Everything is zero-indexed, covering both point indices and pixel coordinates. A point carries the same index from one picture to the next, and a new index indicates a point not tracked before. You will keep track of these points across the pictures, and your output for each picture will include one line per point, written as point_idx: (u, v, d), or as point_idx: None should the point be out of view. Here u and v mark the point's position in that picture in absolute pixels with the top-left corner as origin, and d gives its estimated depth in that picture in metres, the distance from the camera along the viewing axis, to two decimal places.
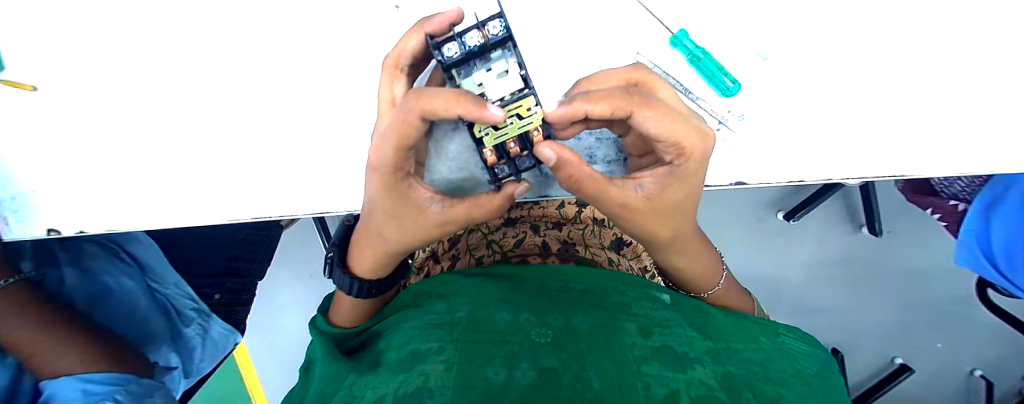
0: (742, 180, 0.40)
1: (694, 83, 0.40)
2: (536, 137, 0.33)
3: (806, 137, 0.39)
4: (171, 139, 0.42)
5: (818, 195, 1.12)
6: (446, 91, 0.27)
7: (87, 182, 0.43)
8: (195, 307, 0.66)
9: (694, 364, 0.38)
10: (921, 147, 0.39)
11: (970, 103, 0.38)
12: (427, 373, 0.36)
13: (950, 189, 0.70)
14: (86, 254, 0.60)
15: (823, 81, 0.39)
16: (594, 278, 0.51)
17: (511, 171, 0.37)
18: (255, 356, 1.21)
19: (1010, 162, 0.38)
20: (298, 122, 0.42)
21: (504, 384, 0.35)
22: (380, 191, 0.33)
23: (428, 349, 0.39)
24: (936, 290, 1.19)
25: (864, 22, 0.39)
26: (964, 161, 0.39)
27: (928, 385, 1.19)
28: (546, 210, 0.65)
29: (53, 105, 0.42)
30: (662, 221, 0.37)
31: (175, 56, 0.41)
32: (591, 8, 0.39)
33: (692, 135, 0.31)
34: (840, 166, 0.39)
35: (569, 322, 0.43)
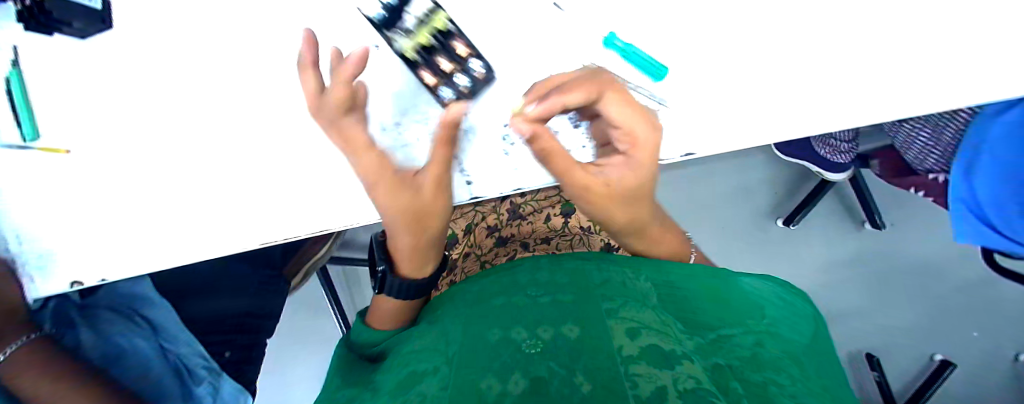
0: (692, 150, 0.47)
1: (631, 75, 0.47)
2: (457, 46, 0.46)
3: (733, 109, 0.47)
4: (178, 190, 0.49)
5: (815, 193, 1.12)
6: None
7: (104, 238, 0.49)
8: (205, 365, 0.67)
9: (681, 361, 0.36)
10: (830, 106, 0.47)
11: (854, 70, 0.47)
12: (423, 393, 0.37)
13: (924, 164, 0.75)
14: (103, 319, 0.64)
15: (734, 65, 0.47)
16: (581, 287, 0.50)
17: (452, 90, 0.47)
18: None
19: (900, 111, 0.46)
20: (291, 155, 0.49)
21: (496, 396, 0.34)
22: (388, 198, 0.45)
23: (425, 370, 0.42)
24: (953, 276, 1.19)
25: (754, 16, 0.47)
26: (846, 117, 0.47)
27: (975, 379, 1.15)
28: (534, 225, 0.69)
29: (81, 170, 0.49)
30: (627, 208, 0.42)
31: (177, 120, 0.49)
32: (532, 36, 0.48)
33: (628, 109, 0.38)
34: (765, 131, 0.47)
35: (559, 331, 0.42)
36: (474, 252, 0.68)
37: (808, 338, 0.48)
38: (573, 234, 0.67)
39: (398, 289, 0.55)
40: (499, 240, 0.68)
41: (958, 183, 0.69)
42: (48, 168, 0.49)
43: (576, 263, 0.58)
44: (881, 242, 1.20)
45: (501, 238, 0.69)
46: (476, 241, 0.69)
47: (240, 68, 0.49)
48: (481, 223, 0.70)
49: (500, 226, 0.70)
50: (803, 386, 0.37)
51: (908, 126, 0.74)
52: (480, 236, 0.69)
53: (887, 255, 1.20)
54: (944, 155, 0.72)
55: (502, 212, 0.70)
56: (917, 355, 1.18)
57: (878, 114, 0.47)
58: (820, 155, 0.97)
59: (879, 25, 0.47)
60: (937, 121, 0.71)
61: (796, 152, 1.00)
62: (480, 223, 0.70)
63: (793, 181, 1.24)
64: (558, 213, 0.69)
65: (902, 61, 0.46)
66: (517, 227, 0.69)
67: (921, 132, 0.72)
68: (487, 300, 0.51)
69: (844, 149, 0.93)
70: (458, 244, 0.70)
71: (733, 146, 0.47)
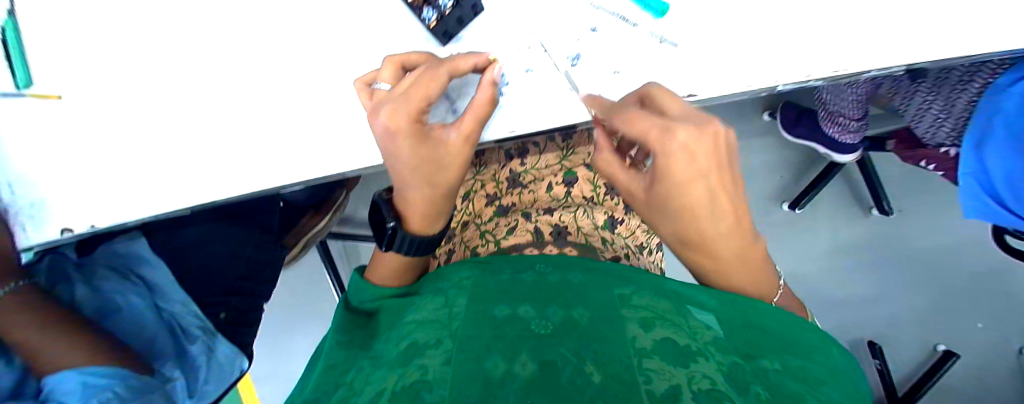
0: (694, 92, 0.46)
1: (631, 11, 0.47)
2: None
3: (735, 53, 0.45)
4: (177, 135, 0.49)
5: (822, 176, 1.10)
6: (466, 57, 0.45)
7: (100, 183, 0.49)
8: (202, 326, 0.68)
9: (696, 358, 0.35)
10: (841, 52, 0.44)
11: (868, 14, 0.45)
12: (426, 366, 0.36)
13: (936, 136, 0.75)
14: (97, 275, 0.62)
15: (739, 10, 0.46)
16: (593, 274, 0.48)
17: (436, 12, 0.46)
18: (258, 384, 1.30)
19: (917, 56, 0.44)
20: (290, 97, 0.49)
21: (504, 376, 0.34)
22: (411, 126, 0.43)
23: (426, 343, 0.39)
24: (959, 265, 1.16)
25: None
26: (860, 60, 0.44)
27: (980, 373, 1.13)
28: (536, 194, 0.67)
29: (75, 114, 0.49)
30: (679, 221, 0.41)
31: (175, 65, 0.48)
32: None
33: (656, 134, 0.36)
34: (771, 73, 0.45)
35: (569, 314, 0.42)
36: (473, 221, 0.66)
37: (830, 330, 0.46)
38: (575, 204, 0.65)
39: (410, 244, 0.53)
40: (500, 209, 0.66)
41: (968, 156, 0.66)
42: (42, 112, 0.49)
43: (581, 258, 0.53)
44: (886, 228, 1.18)
45: (502, 207, 0.67)
46: (476, 211, 0.68)
47: (235, 10, 0.48)
48: (479, 192, 0.69)
49: (500, 194, 0.69)
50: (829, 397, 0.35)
51: (920, 98, 0.75)
52: (480, 205, 0.68)
53: (894, 242, 1.18)
54: (956, 129, 0.71)
55: (501, 180, 0.70)
56: (921, 345, 1.17)
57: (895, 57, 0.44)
58: (831, 136, 0.97)
59: None
60: (949, 95, 0.71)
61: (804, 134, 1.03)
62: (478, 192, 0.69)
63: (802, 163, 1.21)
64: (560, 182, 0.67)
65: (917, 8, 0.44)
66: (518, 196, 0.68)
67: (936, 103, 0.73)
68: (495, 272, 0.50)
69: (854, 127, 0.91)
70: (458, 212, 0.68)
71: (738, 86, 0.45)
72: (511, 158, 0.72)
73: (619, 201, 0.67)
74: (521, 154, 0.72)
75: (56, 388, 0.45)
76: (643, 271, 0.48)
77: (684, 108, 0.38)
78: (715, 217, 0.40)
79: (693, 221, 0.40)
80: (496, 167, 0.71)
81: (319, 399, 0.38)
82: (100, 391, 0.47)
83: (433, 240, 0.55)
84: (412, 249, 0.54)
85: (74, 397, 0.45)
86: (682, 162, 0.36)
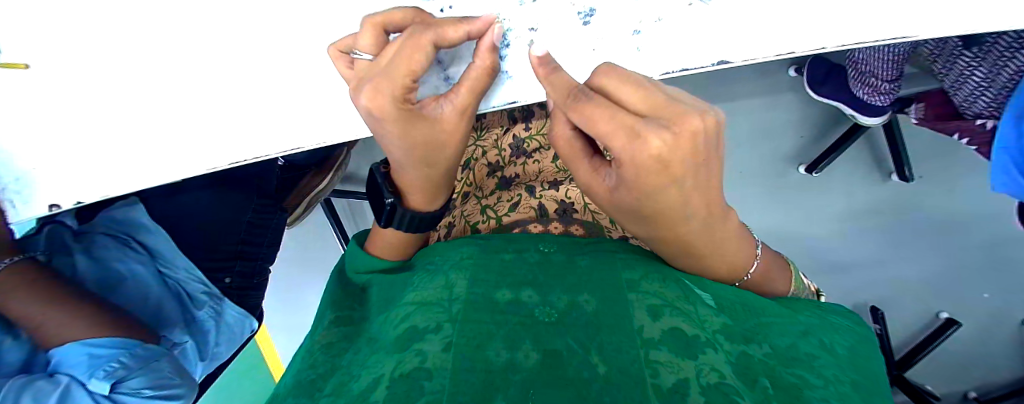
0: (725, 59, 0.40)
1: None
2: None
3: (770, 13, 0.39)
4: (153, 104, 0.46)
5: (846, 137, 1.04)
6: (452, 26, 0.39)
7: (79, 155, 0.47)
8: (207, 291, 0.70)
9: (705, 349, 0.34)
10: (896, 11, 0.38)
11: None
12: (424, 352, 0.34)
13: (975, 108, 0.69)
14: (97, 244, 0.63)
15: None
16: (599, 257, 0.46)
17: None
18: (274, 333, 1.38)
19: (993, 16, 0.37)
20: (271, 63, 0.45)
21: (506, 365, 0.33)
22: (400, 111, 0.38)
23: (426, 327, 0.37)
24: (977, 234, 1.13)
25: None
26: (921, 20, 0.38)
27: (974, 340, 1.16)
28: (542, 165, 0.63)
29: (42, 84, 0.45)
30: (668, 220, 0.36)
31: (139, 26, 0.44)
32: None
33: (622, 139, 0.29)
34: (809, 38, 0.39)
35: (575, 300, 0.40)
36: (474, 194, 0.64)
37: (847, 320, 0.45)
38: None
39: (409, 220, 0.52)
40: (503, 181, 0.63)
41: (1008, 130, 0.61)
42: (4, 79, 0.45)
43: (583, 240, 0.51)
44: (905, 195, 1.14)
45: (505, 178, 0.64)
46: (477, 181, 0.65)
47: None
48: (481, 160, 0.66)
49: (502, 164, 0.65)
50: (837, 389, 0.34)
51: (961, 63, 0.67)
52: (481, 176, 0.65)
53: (912, 208, 1.14)
54: (995, 99, 0.65)
55: (504, 148, 0.66)
56: (922, 311, 1.19)
57: (961, 26, 0.37)
58: (859, 98, 0.90)
59: None
60: (993, 63, 0.63)
61: (829, 93, 0.96)
62: (480, 160, 0.66)
63: (824, 124, 1.15)
64: None
65: None
66: (521, 166, 0.64)
67: (976, 72, 0.66)
68: (496, 251, 0.48)
69: (884, 89, 0.85)
70: (459, 182, 0.65)
71: (772, 52, 0.39)
72: (515, 121, 0.68)
73: None
74: (526, 119, 0.68)
75: (62, 359, 0.48)
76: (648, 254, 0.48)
77: (651, 95, 0.30)
78: (685, 218, 0.36)
79: (664, 220, 0.36)
80: (498, 132, 0.68)
81: (316, 380, 0.40)
82: (106, 361, 0.48)
83: (432, 218, 0.54)
84: (407, 226, 0.53)
85: (81, 368, 0.47)
86: (652, 170, 0.30)
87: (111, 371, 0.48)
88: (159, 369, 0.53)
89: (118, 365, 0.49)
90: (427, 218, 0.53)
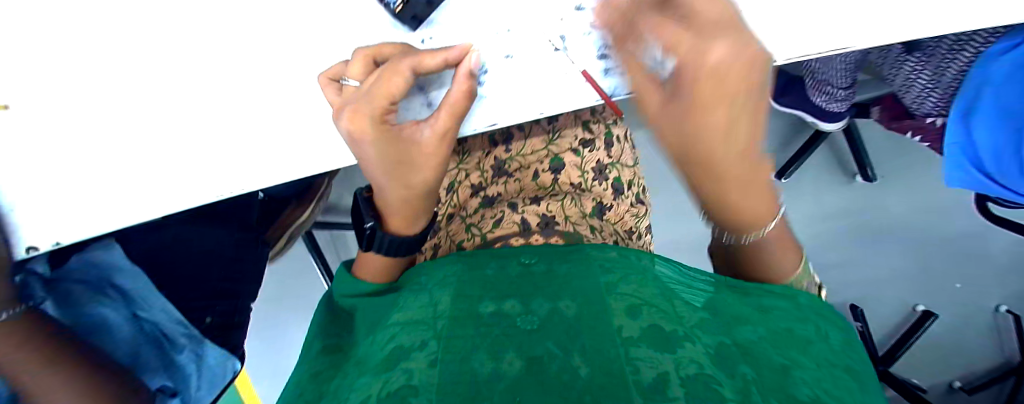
0: None
1: None
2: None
3: None
4: (132, 141, 0.46)
5: (811, 142, 1.10)
6: (430, 54, 0.40)
7: (57, 197, 0.46)
8: (186, 333, 0.67)
9: (683, 343, 0.35)
10: (831, 27, 0.43)
11: None
12: (409, 371, 0.34)
13: (923, 108, 0.74)
14: (71, 293, 0.62)
15: None
16: (575, 260, 0.48)
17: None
18: (254, 376, 1.32)
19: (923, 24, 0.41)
20: (253, 96, 0.46)
21: (490, 374, 0.33)
22: (376, 130, 0.40)
23: (411, 346, 0.38)
24: (947, 227, 1.18)
25: None
26: (849, 37, 0.43)
27: (952, 329, 1.20)
28: (522, 183, 0.64)
29: (25, 126, 0.45)
30: (718, 147, 0.36)
31: (122, 67, 0.45)
32: None
33: (685, 44, 0.33)
34: None
35: (555, 306, 0.41)
36: (459, 214, 0.64)
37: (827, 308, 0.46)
38: (563, 192, 0.63)
39: (393, 246, 0.52)
40: (485, 200, 0.64)
41: (954, 127, 0.67)
42: None
43: (560, 246, 0.52)
44: (871, 194, 1.20)
45: (487, 198, 0.64)
46: (462, 202, 0.66)
47: (186, 2, 0.45)
48: (464, 182, 0.67)
49: (485, 184, 0.66)
50: (819, 367, 0.36)
51: (908, 67, 0.72)
52: (465, 197, 0.66)
53: (875, 206, 1.20)
54: (943, 98, 0.70)
55: (486, 168, 0.67)
56: (900, 305, 1.23)
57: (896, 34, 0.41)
58: (818, 105, 0.95)
59: None
60: (938, 64, 0.68)
61: (790, 104, 1.02)
62: (463, 182, 0.67)
63: (789, 132, 1.21)
64: (546, 169, 0.65)
65: None
66: (503, 185, 0.65)
67: (922, 75, 0.71)
68: (479, 267, 0.49)
69: (841, 96, 0.91)
70: (443, 205, 0.66)
71: None
72: (496, 143, 0.68)
73: (607, 187, 0.65)
74: (506, 140, 0.68)
75: None
76: (631, 254, 0.49)
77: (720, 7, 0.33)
78: (727, 153, 0.36)
79: (702, 159, 0.37)
80: (479, 154, 0.68)
81: None
82: None
83: (411, 242, 0.53)
84: (386, 247, 0.52)
85: None
86: (712, 82, 0.33)
87: None
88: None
89: None
90: (405, 241, 0.52)
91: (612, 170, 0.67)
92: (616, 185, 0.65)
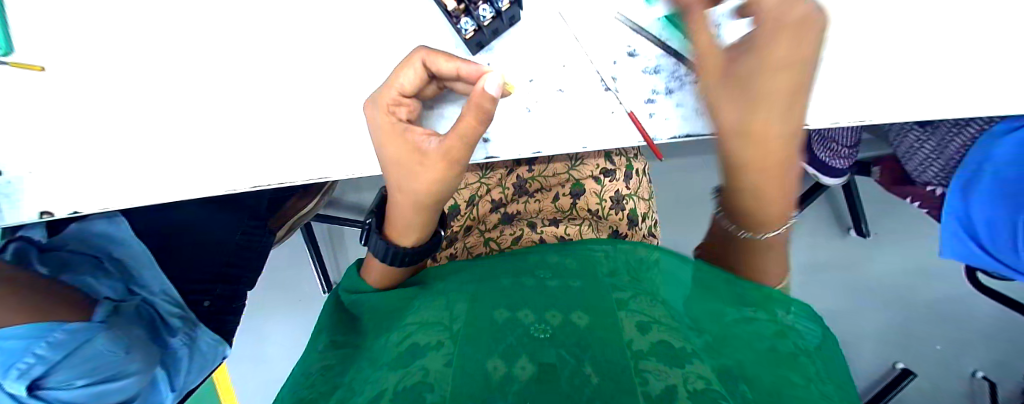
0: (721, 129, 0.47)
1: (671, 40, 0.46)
2: None
3: None
4: (169, 119, 0.46)
5: (811, 192, 1.13)
6: (447, 56, 0.41)
7: (80, 166, 0.46)
8: (180, 315, 0.67)
9: (692, 360, 0.35)
10: None
11: None
12: (425, 368, 0.35)
13: (924, 176, 0.77)
14: (68, 263, 0.61)
15: None
16: (587, 278, 0.48)
17: (475, 24, 0.43)
18: (233, 364, 1.30)
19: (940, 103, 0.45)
20: (296, 90, 0.46)
21: (503, 378, 0.33)
22: (386, 122, 0.43)
23: (427, 346, 0.38)
24: (932, 289, 1.23)
25: None
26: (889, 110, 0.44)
27: (931, 391, 1.22)
28: (542, 204, 0.65)
29: (65, 90, 0.46)
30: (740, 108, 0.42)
31: (173, 47, 0.46)
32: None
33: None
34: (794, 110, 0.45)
35: (567, 317, 0.41)
36: (478, 226, 0.65)
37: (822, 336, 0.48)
38: (580, 218, 0.64)
39: (391, 256, 0.52)
40: (505, 215, 0.65)
41: (954, 201, 0.70)
42: (24, 84, 0.45)
43: (576, 265, 0.52)
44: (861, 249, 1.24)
45: (507, 214, 0.65)
46: (480, 216, 0.66)
47: None
48: (485, 197, 0.65)
49: (505, 201, 0.66)
50: (818, 387, 0.37)
51: (913, 135, 0.75)
52: (484, 210, 0.65)
53: (866, 261, 1.24)
54: (945, 169, 0.73)
55: (508, 185, 0.66)
56: (880, 362, 1.25)
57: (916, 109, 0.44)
58: (820, 159, 0.98)
59: (921, 28, 0.46)
60: (942, 138, 0.72)
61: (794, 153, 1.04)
62: (485, 196, 0.65)
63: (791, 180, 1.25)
64: (567, 193, 0.65)
65: (938, 62, 0.46)
66: (524, 204, 0.65)
67: (926, 145, 0.74)
68: (494, 278, 0.50)
69: (844, 154, 0.94)
70: (461, 216, 0.65)
71: None
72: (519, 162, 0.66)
73: (624, 216, 0.65)
74: (530, 160, 0.66)
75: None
76: (641, 274, 0.50)
77: None
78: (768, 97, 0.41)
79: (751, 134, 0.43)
80: (502, 172, 0.66)
81: (314, 399, 0.38)
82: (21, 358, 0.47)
83: (412, 254, 0.53)
84: (396, 262, 0.53)
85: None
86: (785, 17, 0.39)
87: (25, 370, 0.47)
88: (88, 350, 0.52)
89: (34, 360, 0.48)
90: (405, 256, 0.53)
91: (630, 201, 0.66)
92: (633, 216, 0.66)
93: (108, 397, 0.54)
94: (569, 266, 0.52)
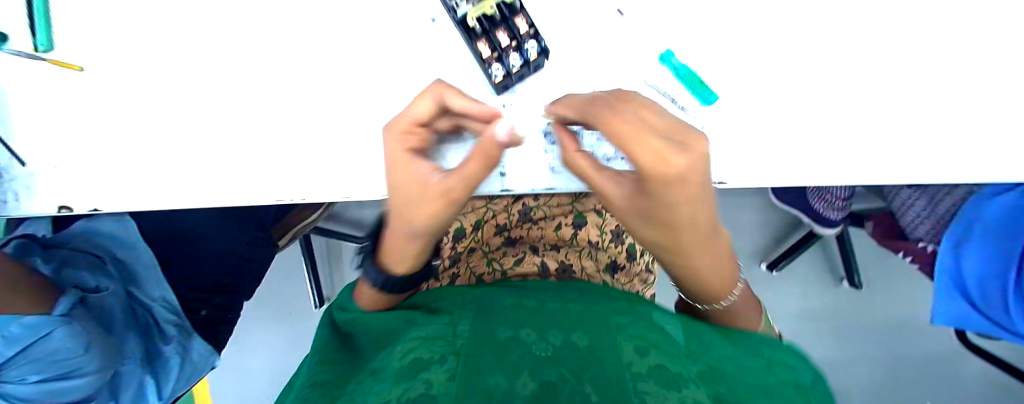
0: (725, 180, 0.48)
1: (683, 95, 0.49)
2: (520, 24, 0.45)
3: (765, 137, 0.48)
4: (199, 127, 0.47)
5: (801, 242, 1.17)
6: (462, 96, 0.43)
7: (105, 165, 0.47)
8: (177, 324, 0.67)
9: (688, 384, 0.36)
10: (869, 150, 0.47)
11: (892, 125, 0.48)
12: (429, 381, 0.35)
13: (916, 232, 0.80)
14: (70, 262, 0.60)
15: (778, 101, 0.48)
16: (584, 302, 0.49)
17: (505, 69, 0.46)
18: (214, 376, 1.26)
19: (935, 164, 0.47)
20: (325, 108, 0.48)
21: (505, 392, 0.33)
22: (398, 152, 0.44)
23: (430, 359, 0.38)
24: (921, 344, 1.24)
25: (806, 61, 0.49)
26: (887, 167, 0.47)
27: None
28: (544, 231, 0.66)
29: (104, 92, 0.47)
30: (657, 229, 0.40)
31: (211, 60, 0.48)
32: (590, 41, 0.49)
33: (676, 149, 0.33)
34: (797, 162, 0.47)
35: (568, 337, 0.42)
36: (481, 248, 0.66)
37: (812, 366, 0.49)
38: (581, 247, 0.65)
39: (385, 281, 0.53)
40: (507, 239, 0.66)
41: (945, 258, 0.72)
42: (64, 84, 0.47)
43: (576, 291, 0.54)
44: (852, 298, 1.26)
45: (509, 238, 0.67)
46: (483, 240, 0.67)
47: (285, 12, 0.48)
48: (490, 221, 0.67)
49: (509, 226, 0.67)
50: None
51: (904, 195, 0.79)
52: (487, 233, 0.67)
53: (857, 311, 1.26)
54: (935, 228, 0.77)
55: (513, 212, 0.68)
56: None
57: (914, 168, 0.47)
58: (818, 210, 1.01)
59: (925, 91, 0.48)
60: (931, 198, 0.76)
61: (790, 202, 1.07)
62: (490, 221, 0.67)
63: (786, 227, 1.28)
64: (570, 223, 0.66)
65: (941, 126, 0.48)
66: (526, 230, 0.67)
67: (917, 204, 0.78)
68: (494, 298, 0.51)
69: (839, 205, 0.97)
70: (466, 239, 0.66)
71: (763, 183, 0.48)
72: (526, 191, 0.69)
73: (624, 250, 0.67)
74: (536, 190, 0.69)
75: None
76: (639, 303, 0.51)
77: (659, 121, 0.35)
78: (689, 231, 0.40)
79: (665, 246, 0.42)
80: (507, 200, 0.68)
81: None
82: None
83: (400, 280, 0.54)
84: (388, 286, 0.54)
85: None
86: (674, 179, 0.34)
87: None
88: (48, 345, 0.50)
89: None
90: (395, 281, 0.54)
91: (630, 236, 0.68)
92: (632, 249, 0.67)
93: (65, 393, 0.53)
94: (565, 293, 0.52)
